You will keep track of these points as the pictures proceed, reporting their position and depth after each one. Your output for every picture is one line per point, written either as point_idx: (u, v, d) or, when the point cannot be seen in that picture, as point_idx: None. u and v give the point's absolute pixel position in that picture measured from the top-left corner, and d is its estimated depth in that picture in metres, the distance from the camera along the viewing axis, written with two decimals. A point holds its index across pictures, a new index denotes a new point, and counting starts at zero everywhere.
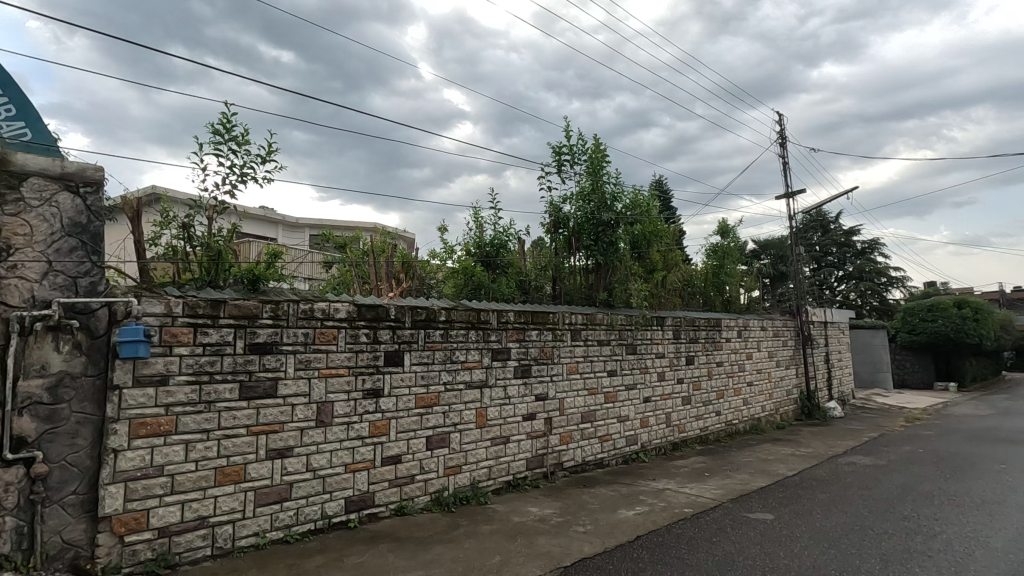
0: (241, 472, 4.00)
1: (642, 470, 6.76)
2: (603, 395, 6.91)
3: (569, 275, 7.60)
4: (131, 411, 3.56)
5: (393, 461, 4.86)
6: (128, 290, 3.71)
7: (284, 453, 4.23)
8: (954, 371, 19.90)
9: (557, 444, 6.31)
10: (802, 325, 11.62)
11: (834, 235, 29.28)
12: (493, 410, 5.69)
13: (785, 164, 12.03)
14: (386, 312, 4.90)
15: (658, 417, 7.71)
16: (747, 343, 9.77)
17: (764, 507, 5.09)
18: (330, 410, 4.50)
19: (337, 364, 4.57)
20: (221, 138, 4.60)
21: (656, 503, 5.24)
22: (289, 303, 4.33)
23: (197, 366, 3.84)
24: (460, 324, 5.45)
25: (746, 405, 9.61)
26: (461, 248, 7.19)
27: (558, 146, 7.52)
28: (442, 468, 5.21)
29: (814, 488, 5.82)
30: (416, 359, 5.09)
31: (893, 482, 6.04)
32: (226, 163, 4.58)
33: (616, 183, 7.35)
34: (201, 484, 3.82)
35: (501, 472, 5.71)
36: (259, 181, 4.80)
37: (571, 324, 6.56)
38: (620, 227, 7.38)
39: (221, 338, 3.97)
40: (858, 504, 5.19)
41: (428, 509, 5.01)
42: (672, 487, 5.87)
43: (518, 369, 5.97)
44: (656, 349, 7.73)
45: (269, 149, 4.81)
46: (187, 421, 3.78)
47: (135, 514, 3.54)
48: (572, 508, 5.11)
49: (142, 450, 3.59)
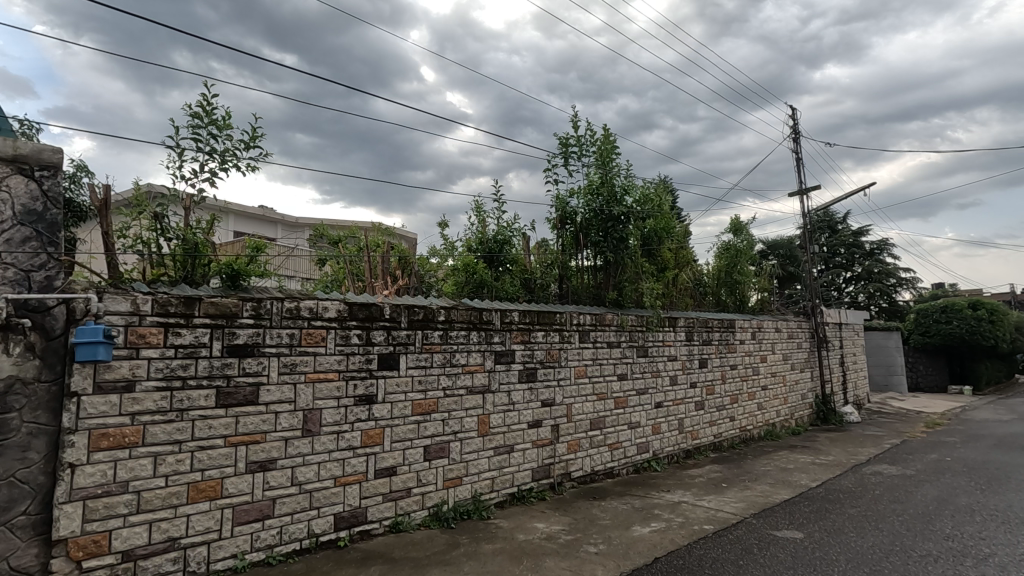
0: (217, 488, 3.61)
1: (655, 480, 6.35)
2: (613, 401, 6.51)
3: (577, 274, 7.19)
4: (92, 420, 3.19)
5: (387, 473, 4.47)
6: (90, 286, 3.33)
7: (266, 465, 3.84)
8: (969, 374, 19.40)
9: (565, 453, 5.91)
10: (817, 327, 11.18)
11: (842, 235, 28.80)
12: (497, 418, 5.29)
13: (799, 160, 11.60)
14: (380, 311, 4.52)
15: (670, 423, 7.30)
16: (761, 345, 9.35)
17: (791, 523, 4.67)
18: (318, 418, 4.12)
19: (326, 368, 4.19)
20: (201, 122, 4.18)
21: (673, 519, 4.82)
22: (272, 300, 3.94)
23: (168, 370, 3.47)
24: (460, 324, 5.06)
25: (761, 410, 9.19)
26: (462, 245, 6.79)
27: (565, 137, 7.12)
28: (441, 480, 4.82)
29: (842, 502, 5.38)
30: (413, 361, 4.70)
31: (926, 495, 5.62)
32: (205, 148, 4.16)
33: (626, 175, 6.96)
34: (171, 501, 3.43)
35: (505, 483, 5.31)
36: (242, 169, 4.39)
37: (579, 324, 6.17)
38: (630, 223, 6.95)
39: (196, 339, 3.59)
40: (893, 519, 4.78)
41: (426, 525, 4.62)
42: (689, 500, 5.44)
43: (523, 372, 5.57)
44: (668, 351, 7.33)
45: (253, 134, 4.40)
46: (156, 432, 3.40)
47: (95, 536, 3.17)
48: (582, 524, 4.71)
49: (103, 464, 3.21)
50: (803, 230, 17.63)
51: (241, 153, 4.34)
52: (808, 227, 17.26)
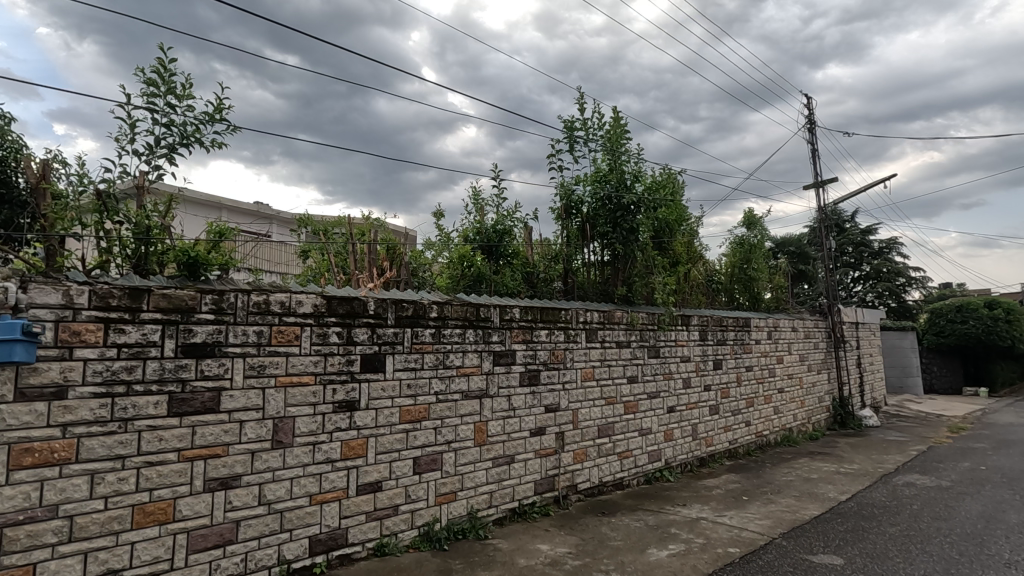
0: (169, 511, 3.11)
1: (669, 492, 5.83)
2: (623, 405, 5.99)
3: (583, 268, 6.65)
4: (12, 434, 2.68)
5: (371, 488, 3.96)
6: (14, 274, 2.82)
7: (228, 483, 3.32)
8: (984, 375, 18.87)
9: (571, 462, 5.39)
10: (834, 327, 10.64)
11: (850, 235, 28.27)
12: (496, 425, 4.79)
13: (815, 150, 11.07)
14: (363, 306, 4.01)
15: (683, 429, 6.78)
16: (778, 346, 8.84)
17: (826, 547, 4.14)
18: (290, 427, 3.61)
19: (299, 370, 3.68)
20: (157, 90, 3.65)
21: (694, 540, 4.29)
22: (237, 293, 3.42)
23: (109, 373, 2.96)
24: (455, 322, 4.56)
25: (777, 414, 8.66)
26: (458, 235, 6.29)
27: (570, 121, 6.62)
28: (433, 496, 4.31)
29: (879, 519, 4.85)
30: (401, 363, 4.19)
31: (971, 511, 5.07)
32: (163, 121, 3.65)
33: (637, 160, 6.42)
34: (111, 527, 2.92)
35: (505, 498, 4.80)
36: (207, 146, 3.87)
37: (586, 322, 5.66)
38: (641, 212, 6.38)
39: (144, 337, 3.09)
40: (940, 542, 4.26)
41: (416, 547, 4.11)
42: (709, 516, 4.90)
43: (524, 375, 5.06)
44: (680, 352, 6.81)
45: (219, 105, 3.87)
46: (92, 446, 2.89)
47: (15, 571, 2.66)
48: (590, 546, 4.18)
49: (26, 485, 2.70)
50: (815, 227, 17.09)
51: (205, 127, 3.82)
52: (822, 223, 16.63)
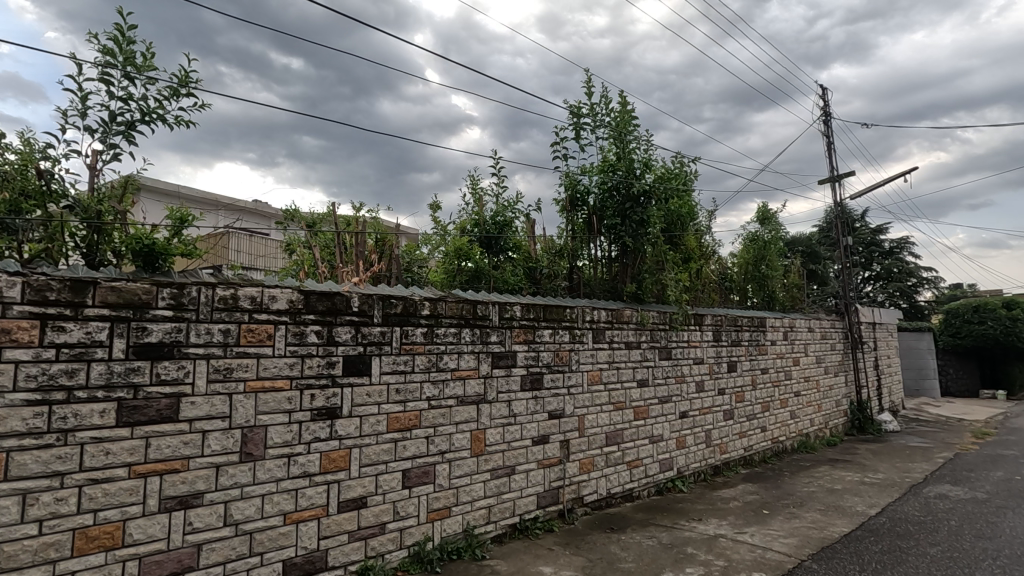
0: (117, 534, 2.71)
1: (683, 504, 5.40)
2: (632, 411, 5.56)
3: (589, 265, 6.26)
4: None
5: (354, 505, 3.56)
6: None
7: (188, 502, 2.92)
8: (1002, 377, 18.31)
9: (577, 473, 4.98)
10: (851, 327, 10.17)
11: (861, 234, 27.67)
12: (494, 433, 4.38)
13: (830, 143, 10.65)
14: (346, 302, 3.61)
15: (696, 435, 6.35)
16: (794, 347, 8.40)
17: (863, 572, 3.71)
18: (261, 438, 3.21)
19: (272, 375, 3.28)
20: (113, 60, 3.27)
21: (714, 562, 3.85)
22: (199, 286, 3.03)
23: (46, 377, 2.58)
24: (449, 321, 4.15)
25: (794, 419, 8.22)
26: (455, 228, 5.82)
27: (576, 107, 6.21)
28: (424, 512, 3.90)
29: (917, 537, 4.40)
30: (388, 366, 3.79)
31: (1016, 528, 4.62)
32: (120, 95, 3.26)
33: (647, 147, 6.03)
34: (46, 555, 2.53)
35: (505, 513, 4.40)
36: (172, 124, 3.48)
37: (594, 321, 5.26)
38: (652, 203, 5.97)
39: (88, 337, 2.69)
40: (990, 566, 3.81)
41: (404, 569, 3.71)
42: (729, 534, 4.47)
43: (526, 379, 4.66)
44: (693, 353, 6.40)
45: (185, 78, 3.48)
46: (25, 462, 2.50)
47: None
48: (597, 569, 3.77)
49: None
50: (827, 225, 16.60)
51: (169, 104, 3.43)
52: (833, 222, 16.15)
